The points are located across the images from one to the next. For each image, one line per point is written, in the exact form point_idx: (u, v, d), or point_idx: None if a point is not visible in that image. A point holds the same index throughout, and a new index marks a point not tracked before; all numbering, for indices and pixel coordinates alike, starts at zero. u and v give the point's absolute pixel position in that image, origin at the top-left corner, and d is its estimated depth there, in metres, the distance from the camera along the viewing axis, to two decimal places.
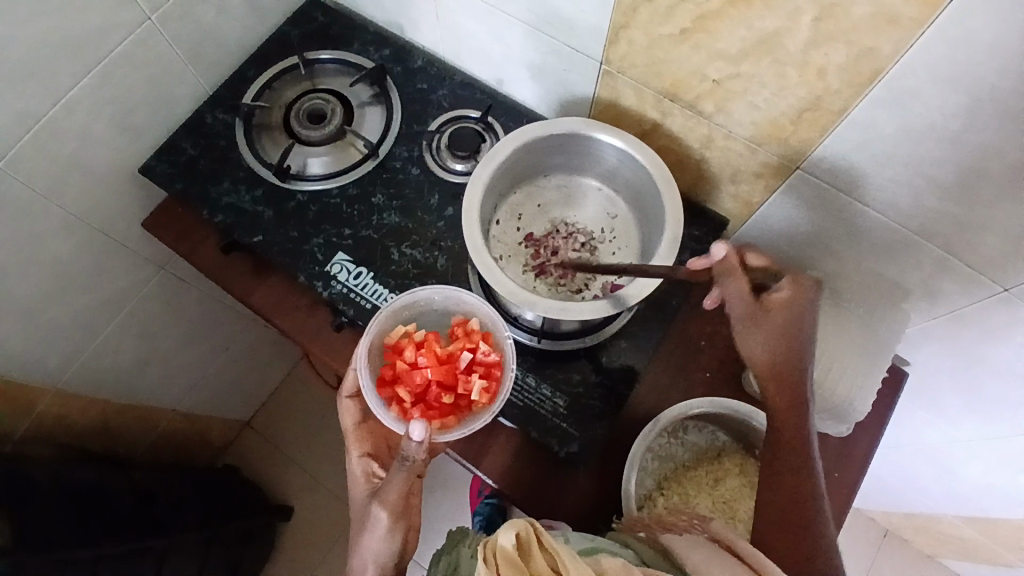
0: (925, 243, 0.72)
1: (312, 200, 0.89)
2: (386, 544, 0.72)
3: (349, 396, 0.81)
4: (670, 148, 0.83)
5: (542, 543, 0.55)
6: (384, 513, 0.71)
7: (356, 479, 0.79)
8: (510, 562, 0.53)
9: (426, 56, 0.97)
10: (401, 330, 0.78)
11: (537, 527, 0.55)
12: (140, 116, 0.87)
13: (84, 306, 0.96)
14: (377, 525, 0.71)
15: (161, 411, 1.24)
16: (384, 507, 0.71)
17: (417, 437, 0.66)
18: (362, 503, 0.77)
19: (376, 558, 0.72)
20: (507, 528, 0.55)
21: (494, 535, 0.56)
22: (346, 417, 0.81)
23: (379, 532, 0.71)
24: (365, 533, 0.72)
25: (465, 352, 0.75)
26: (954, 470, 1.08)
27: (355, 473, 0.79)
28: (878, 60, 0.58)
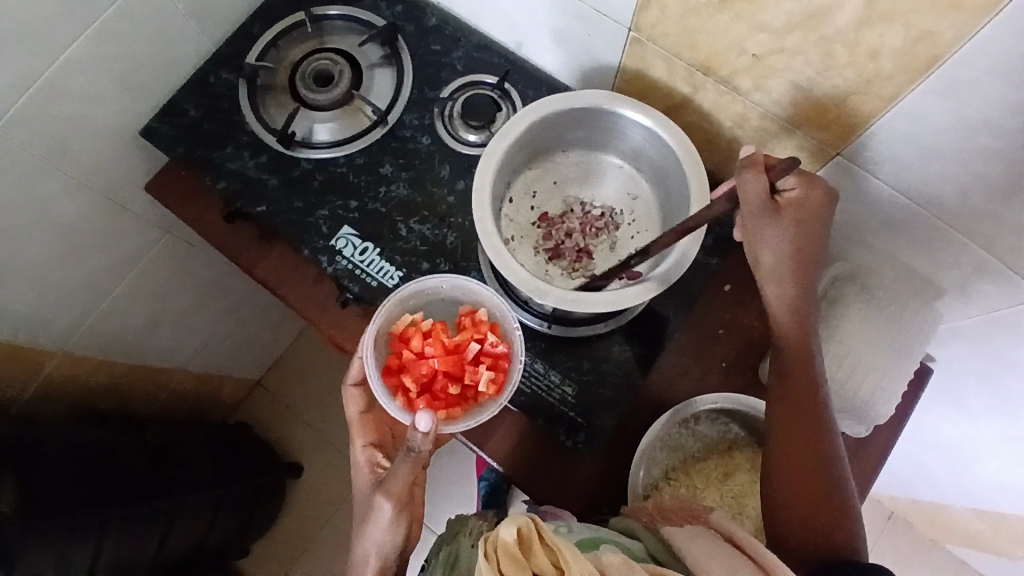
0: (966, 241, 0.66)
1: (318, 169, 0.85)
2: (390, 535, 0.71)
3: (354, 385, 0.77)
4: (699, 126, 0.77)
5: (544, 538, 0.54)
6: (388, 504, 0.70)
7: (359, 468, 0.76)
8: (511, 558, 0.53)
9: (441, 14, 0.91)
10: (406, 318, 0.75)
11: (539, 523, 0.55)
12: (141, 75, 0.83)
13: (89, 269, 0.95)
14: (382, 515, 0.71)
15: (172, 371, 1.25)
16: (388, 497, 0.70)
17: (423, 428, 0.65)
18: (365, 493, 0.75)
19: (380, 546, 0.72)
20: (509, 522, 0.54)
21: (496, 530, 0.55)
22: (350, 406, 0.78)
23: (384, 524, 0.71)
24: (369, 523, 0.71)
25: (474, 343, 0.72)
26: (969, 468, 1.05)
27: (357, 461, 0.76)
28: (940, 44, 0.52)
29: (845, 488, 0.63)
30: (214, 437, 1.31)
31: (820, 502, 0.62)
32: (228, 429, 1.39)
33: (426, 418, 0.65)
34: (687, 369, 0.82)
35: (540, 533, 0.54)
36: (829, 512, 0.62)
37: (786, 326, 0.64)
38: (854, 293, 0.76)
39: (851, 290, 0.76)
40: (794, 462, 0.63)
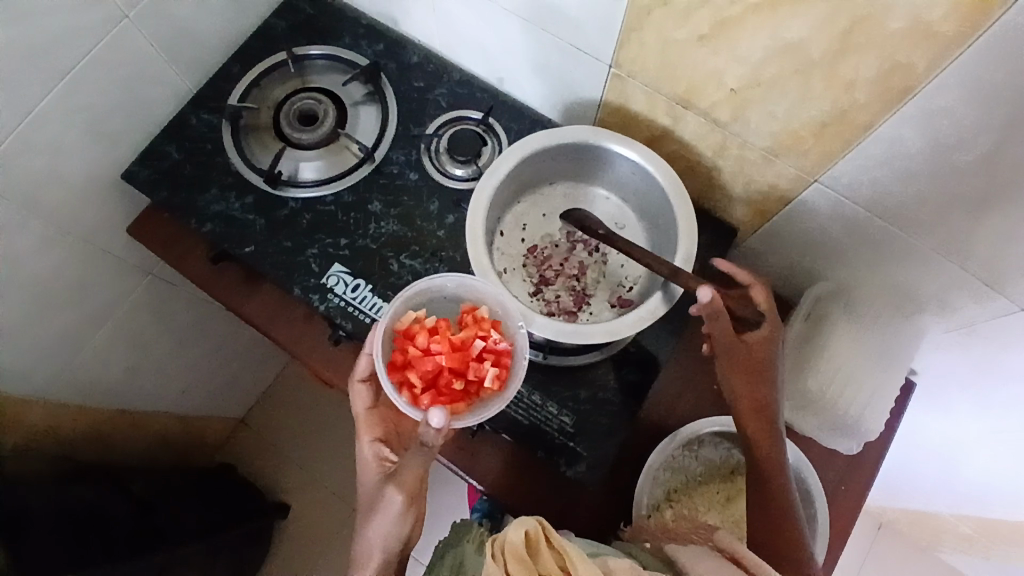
0: (943, 258, 0.69)
1: (306, 208, 0.85)
2: (398, 529, 0.66)
3: (362, 379, 0.74)
4: (680, 154, 0.80)
5: (552, 542, 0.55)
6: (399, 493, 0.66)
7: (365, 462, 0.71)
8: (520, 560, 0.53)
9: (422, 51, 0.92)
10: (409, 317, 0.72)
11: (546, 526, 0.55)
12: (120, 118, 0.82)
13: (69, 318, 0.92)
14: (391, 507, 0.66)
15: (154, 415, 1.21)
16: (400, 488, 0.66)
17: (437, 425, 0.60)
18: (373, 488, 0.70)
19: (385, 538, 0.66)
20: (518, 524, 0.55)
21: (504, 530, 0.56)
22: (357, 402, 0.73)
23: (391, 517, 0.66)
24: (376, 516, 0.66)
25: (479, 340, 0.68)
26: (957, 474, 1.08)
27: (365, 457, 0.71)
28: (910, 76, 0.55)
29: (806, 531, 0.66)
30: (203, 480, 1.27)
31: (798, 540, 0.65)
32: (213, 471, 1.35)
33: (439, 414, 0.60)
34: None
35: (549, 537, 0.55)
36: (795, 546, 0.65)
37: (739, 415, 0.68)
38: (839, 311, 0.79)
39: (836, 308, 0.80)
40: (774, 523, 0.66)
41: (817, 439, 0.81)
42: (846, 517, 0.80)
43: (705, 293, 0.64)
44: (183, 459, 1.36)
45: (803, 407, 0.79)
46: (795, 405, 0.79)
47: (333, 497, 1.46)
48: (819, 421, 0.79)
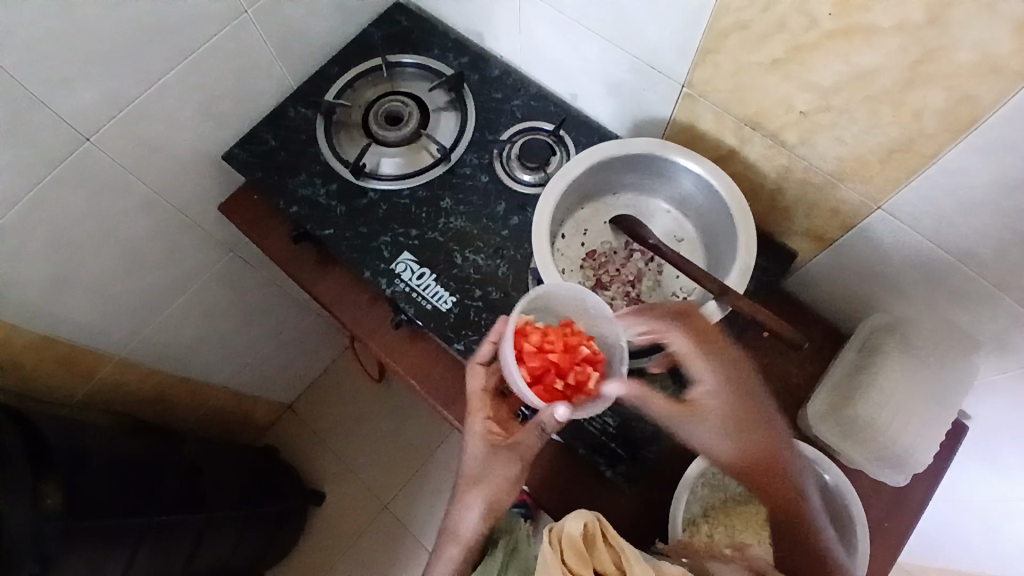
0: (1004, 296, 0.69)
1: (382, 199, 0.91)
2: (501, 502, 0.69)
3: (482, 361, 0.75)
4: (743, 175, 0.82)
5: (608, 538, 0.56)
6: (517, 467, 0.69)
7: (474, 435, 0.72)
8: (576, 551, 0.55)
9: (504, 66, 0.99)
10: (523, 315, 0.75)
11: (604, 523, 0.57)
12: (227, 104, 0.91)
13: (156, 281, 1.01)
14: (503, 478, 0.69)
15: (212, 387, 1.28)
16: (517, 461, 0.70)
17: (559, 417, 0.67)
18: (479, 462, 0.70)
19: (488, 507, 0.69)
20: (577, 516, 0.57)
21: (560, 522, 0.58)
22: (472, 381, 0.74)
23: (501, 488, 0.69)
24: (484, 486, 0.69)
25: (586, 345, 0.72)
26: (1012, 538, 1.03)
27: (472, 432, 0.72)
28: (979, 107, 0.57)
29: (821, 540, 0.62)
30: (247, 456, 1.33)
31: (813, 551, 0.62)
32: (256, 450, 1.41)
33: (562, 408, 0.67)
34: None
35: (604, 533, 0.57)
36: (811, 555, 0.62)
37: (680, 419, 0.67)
38: (894, 344, 0.81)
39: (892, 340, 0.81)
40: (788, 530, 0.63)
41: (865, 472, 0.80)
42: (888, 556, 0.78)
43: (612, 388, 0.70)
44: (230, 435, 1.43)
45: (851, 434, 0.80)
46: (841, 431, 0.80)
47: (365, 492, 1.49)
48: (865, 450, 0.79)
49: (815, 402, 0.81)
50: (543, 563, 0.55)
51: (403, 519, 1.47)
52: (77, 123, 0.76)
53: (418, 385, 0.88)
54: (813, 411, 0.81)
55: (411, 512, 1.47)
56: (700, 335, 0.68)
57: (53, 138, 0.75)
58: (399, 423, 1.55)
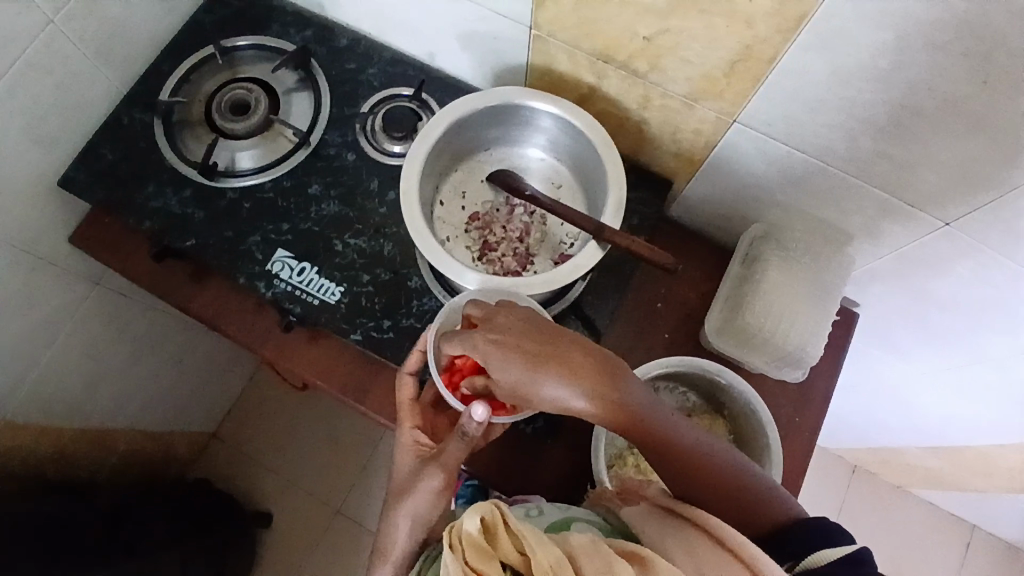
0: (864, 184, 0.72)
1: (245, 197, 0.85)
2: (430, 514, 0.65)
3: (409, 372, 0.74)
4: (609, 111, 0.81)
5: (508, 525, 0.55)
6: (442, 476, 0.65)
7: (403, 446, 0.71)
8: (477, 547, 0.54)
9: (351, 34, 0.93)
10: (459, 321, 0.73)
11: (504, 511, 0.56)
12: (44, 125, 0.81)
13: (17, 333, 0.91)
14: (428, 488, 0.65)
15: (119, 429, 1.20)
16: (442, 469, 0.65)
17: (479, 418, 0.63)
18: (408, 472, 0.68)
19: (416, 522, 0.65)
20: (472, 512, 0.55)
21: (459, 519, 0.56)
22: (402, 391, 0.75)
23: (426, 497, 0.65)
24: (413, 496, 0.65)
25: None
26: (917, 406, 1.11)
27: (402, 443, 0.71)
28: (804, 4, 0.57)
29: (719, 462, 0.62)
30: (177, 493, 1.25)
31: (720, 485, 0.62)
32: (188, 484, 1.34)
33: (481, 409, 0.63)
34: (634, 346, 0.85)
35: (504, 520, 0.55)
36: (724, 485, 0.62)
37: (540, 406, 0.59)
38: (773, 251, 0.83)
39: (770, 247, 0.84)
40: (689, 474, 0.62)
41: (767, 376, 0.83)
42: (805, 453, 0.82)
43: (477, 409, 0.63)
44: (156, 474, 1.35)
45: (748, 343, 0.83)
46: (739, 341, 0.83)
47: (314, 499, 1.45)
48: (762, 355, 0.83)
49: (710, 319, 0.84)
50: (446, 568, 0.53)
51: (358, 517, 1.44)
52: None
53: (324, 384, 0.84)
54: (709, 328, 0.83)
55: (365, 508, 1.44)
56: (464, 341, 0.61)
57: None
58: (335, 423, 1.50)
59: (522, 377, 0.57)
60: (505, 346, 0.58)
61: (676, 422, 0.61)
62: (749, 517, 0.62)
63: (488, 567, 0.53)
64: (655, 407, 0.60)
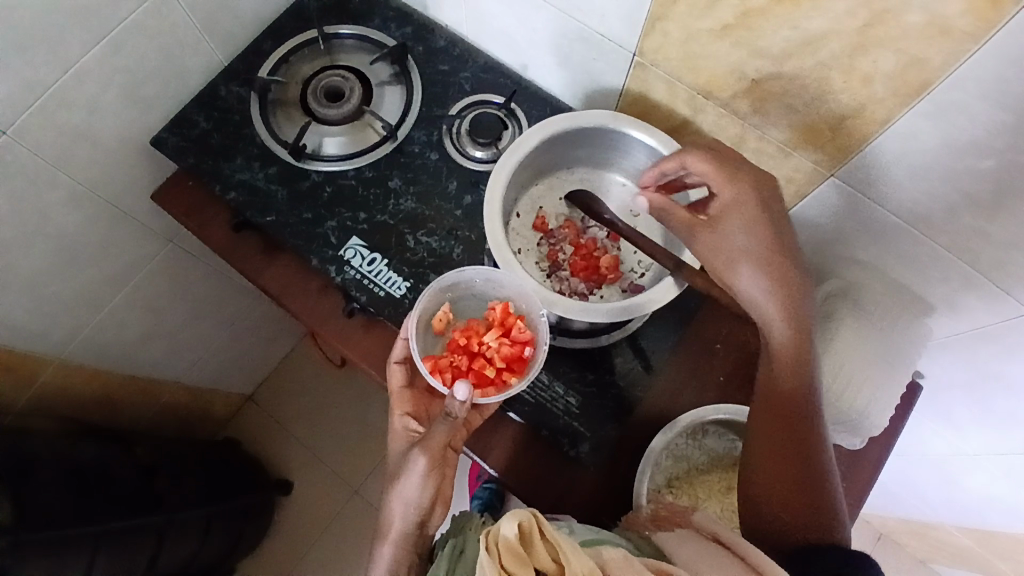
0: (953, 258, 0.70)
1: (327, 181, 0.87)
2: (419, 497, 0.67)
3: (398, 360, 0.75)
4: (698, 146, 0.81)
5: (545, 535, 0.55)
6: (422, 459, 0.67)
7: (395, 434, 0.73)
8: (513, 553, 0.53)
9: (448, 36, 0.94)
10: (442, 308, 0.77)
11: (540, 519, 0.55)
12: (151, 86, 0.84)
13: (91, 280, 0.94)
14: (413, 471, 0.67)
15: (166, 382, 1.23)
16: (423, 453, 0.67)
17: (461, 398, 0.66)
18: (399, 457, 0.72)
19: (408, 505, 0.67)
20: (510, 517, 0.54)
21: (496, 524, 0.56)
22: (391, 380, 0.75)
23: (414, 481, 0.67)
24: (400, 481, 0.68)
25: (505, 334, 0.73)
26: (957, 486, 1.09)
27: (394, 430, 0.74)
28: (928, 72, 0.56)
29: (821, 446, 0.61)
30: (208, 452, 1.29)
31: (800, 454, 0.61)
32: (219, 444, 1.37)
33: (463, 389, 0.66)
34: (686, 383, 0.85)
35: (541, 529, 0.55)
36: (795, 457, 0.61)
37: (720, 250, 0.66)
38: (847, 310, 0.80)
39: (845, 306, 0.81)
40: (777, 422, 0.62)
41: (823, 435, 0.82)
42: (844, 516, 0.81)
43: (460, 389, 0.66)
44: (190, 429, 1.39)
45: None
46: None
47: (336, 476, 1.48)
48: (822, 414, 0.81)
49: None
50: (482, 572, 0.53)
51: (375, 502, 1.46)
52: None
53: (376, 372, 0.86)
54: None
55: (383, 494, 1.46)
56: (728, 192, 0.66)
57: None
58: (365, 407, 1.53)
59: (729, 228, 0.66)
60: (731, 189, 0.66)
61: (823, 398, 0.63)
62: (779, 485, 0.61)
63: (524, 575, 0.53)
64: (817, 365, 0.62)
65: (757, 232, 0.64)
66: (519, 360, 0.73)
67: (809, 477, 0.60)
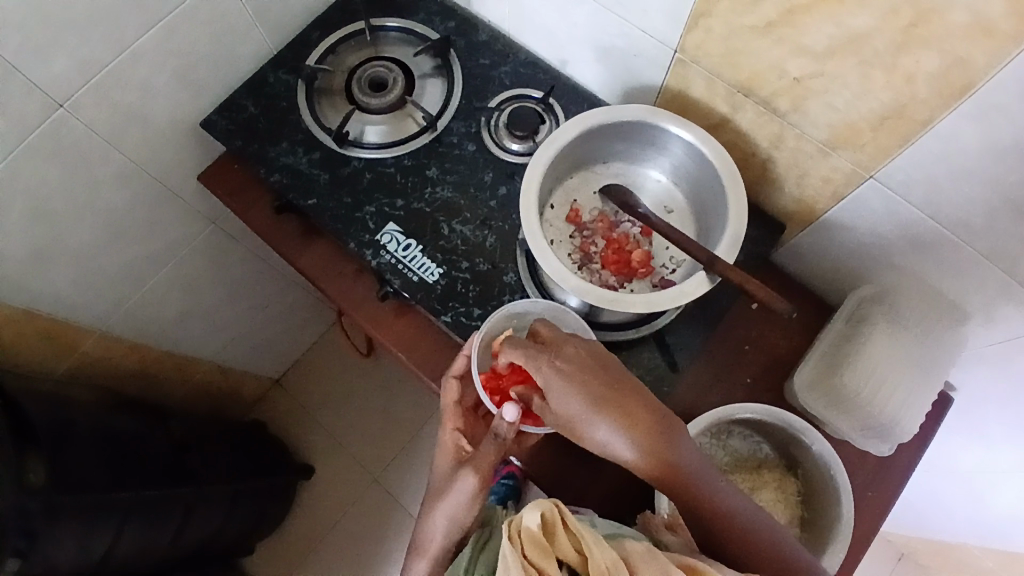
0: (993, 265, 0.69)
1: (367, 167, 0.89)
2: (464, 514, 0.67)
3: (455, 376, 0.75)
4: (735, 145, 0.81)
5: (568, 526, 0.55)
6: (473, 479, 0.65)
7: (444, 448, 0.73)
8: (536, 543, 0.54)
9: (491, 31, 0.96)
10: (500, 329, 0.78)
11: (563, 510, 0.56)
12: (204, 70, 0.88)
13: (135, 255, 0.98)
14: (462, 491, 0.66)
15: (199, 361, 1.27)
16: (473, 471, 0.66)
17: (510, 418, 0.65)
18: (446, 472, 0.71)
19: (452, 521, 0.68)
20: (533, 508, 0.55)
21: (519, 513, 0.57)
22: (447, 394, 0.75)
23: (461, 500, 0.67)
24: (447, 496, 0.67)
25: None
26: (986, 505, 1.06)
27: (442, 445, 0.73)
28: (972, 72, 0.56)
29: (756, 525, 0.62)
30: (234, 432, 1.32)
31: (756, 546, 0.61)
32: (245, 425, 1.40)
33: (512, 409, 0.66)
34: (713, 382, 0.85)
35: (564, 520, 0.56)
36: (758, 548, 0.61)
37: (575, 430, 0.62)
38: (881, 314, 0.81)
39: (880, 313, 0.81)
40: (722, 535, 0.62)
41: (849, 441, 0.81)
42: (869, 525, 0.80)
43: (509, 410, 0.66)
44: (219, 409, 1.42)
45: (837, 404, 0.81)
46: (829, 401, 0.81)
47: (356, 464, 1.50)
48: (850, 419, 0.80)
49: (801, 371, 0.83)
50: (504, 560, 0.54)
51: (394, 492, 1.47)
52: (49, 88, 0.73)
53: (406, 357, 0.87)
54: (799, 381, 0.82)
55: (401, 485, 1.48)
56: (529, 356, 0.64)
57: (25, 105, 0.72)
58: (387, 398, 1.55)
59: (550, 387, 0.62)
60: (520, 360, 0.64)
61: (719, 482, 0.62)
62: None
63: (547, 566, 0.54)
64: (694, 457, 0.61)
65: (561, 372, 0.62)
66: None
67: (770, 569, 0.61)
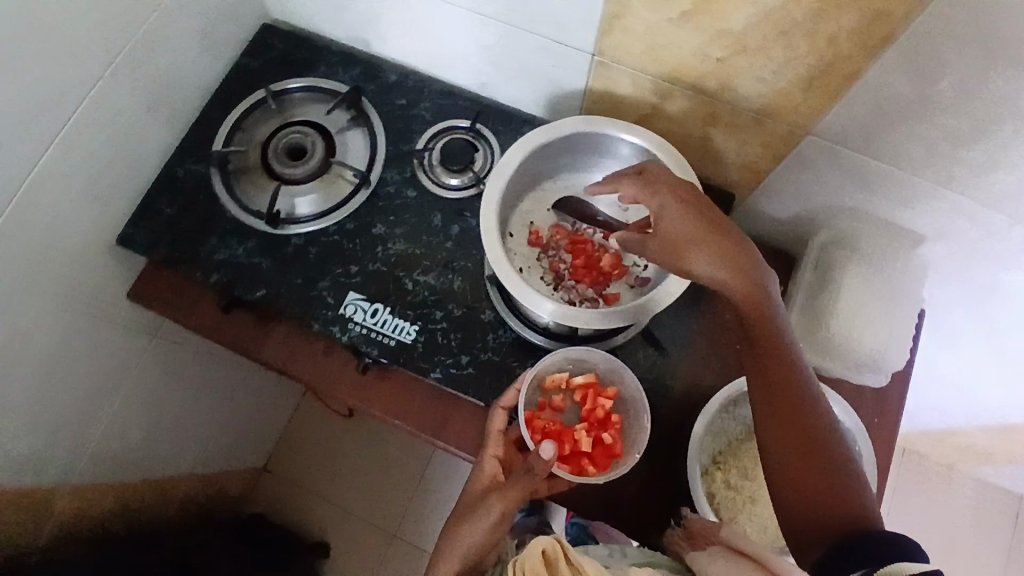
0: (941, 187, 0.72)
1: (310, 242, 0.84)
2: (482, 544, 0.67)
3: (504, 405, 0.75)
4: (672, 130, 0.82)
5: (571, 559, 0.50)
6: (496, 508, 0.66)
7: (479, 474, 0.72)
8: None
9: (399, 69, 0.93)
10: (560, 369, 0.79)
11: (564, 542, 0.51)
12: (108, 185, 0.81)
13: (84, 395, 0.90)
14: (484, 519, 0.66)
15: (179, 475, 1.19)
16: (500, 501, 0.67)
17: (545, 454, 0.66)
18: (474, 498, 0.70)
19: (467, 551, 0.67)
20: (533, 545, 0.50)
21: (519, 555, 0.52)
22: (493, 422, 0.74)
23: (483, 528, 0.66)
24: (467, 522, 0.67)
25: (606, 435, 0.75)
26: (974, 393, 1.13)
27: (478, 470, 0.72)
28: (890, 21, 0.57)
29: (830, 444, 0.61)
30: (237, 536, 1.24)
31: (819, 462, 0.60)
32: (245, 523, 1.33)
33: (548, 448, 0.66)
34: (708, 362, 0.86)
35: (566, 554, 0.50)
36: (813, 466, 0.60)
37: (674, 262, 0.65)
38: (845, 255, 0.84)
39: (843, 253, 0.84)
40: (786, 436, 0.61)
41: (848, 380, 0.84)
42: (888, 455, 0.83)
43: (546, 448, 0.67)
44: (213, 515, 1.34)
45: (825, 349, 0.83)
46: (818, 348, 0.83)
47: (371, 526, 1.45)
48: (842, 360, 0.82)
49: None
50: None
51: (416, 541, 1.43)
52: None
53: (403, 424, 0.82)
54: None
55: (422, 532, 1.44)
56: (645, 184, 0.69)
57: None
58: (384, 449, 1.50)
59: (663, 207, 0.66)
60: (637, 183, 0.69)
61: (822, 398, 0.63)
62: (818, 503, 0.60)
63: None
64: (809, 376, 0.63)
65: (676, 198, 0.66)
66: (605, 455, 0.75)
67: (821, 486, 0.60)
